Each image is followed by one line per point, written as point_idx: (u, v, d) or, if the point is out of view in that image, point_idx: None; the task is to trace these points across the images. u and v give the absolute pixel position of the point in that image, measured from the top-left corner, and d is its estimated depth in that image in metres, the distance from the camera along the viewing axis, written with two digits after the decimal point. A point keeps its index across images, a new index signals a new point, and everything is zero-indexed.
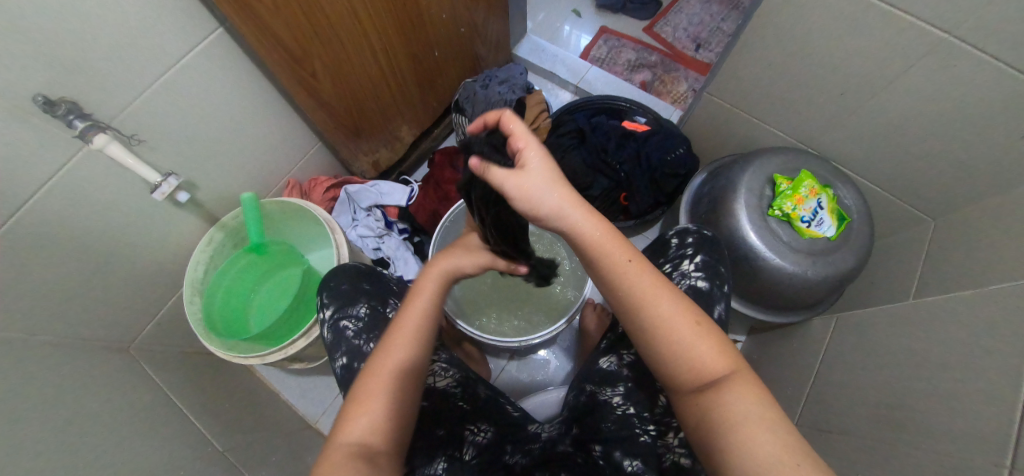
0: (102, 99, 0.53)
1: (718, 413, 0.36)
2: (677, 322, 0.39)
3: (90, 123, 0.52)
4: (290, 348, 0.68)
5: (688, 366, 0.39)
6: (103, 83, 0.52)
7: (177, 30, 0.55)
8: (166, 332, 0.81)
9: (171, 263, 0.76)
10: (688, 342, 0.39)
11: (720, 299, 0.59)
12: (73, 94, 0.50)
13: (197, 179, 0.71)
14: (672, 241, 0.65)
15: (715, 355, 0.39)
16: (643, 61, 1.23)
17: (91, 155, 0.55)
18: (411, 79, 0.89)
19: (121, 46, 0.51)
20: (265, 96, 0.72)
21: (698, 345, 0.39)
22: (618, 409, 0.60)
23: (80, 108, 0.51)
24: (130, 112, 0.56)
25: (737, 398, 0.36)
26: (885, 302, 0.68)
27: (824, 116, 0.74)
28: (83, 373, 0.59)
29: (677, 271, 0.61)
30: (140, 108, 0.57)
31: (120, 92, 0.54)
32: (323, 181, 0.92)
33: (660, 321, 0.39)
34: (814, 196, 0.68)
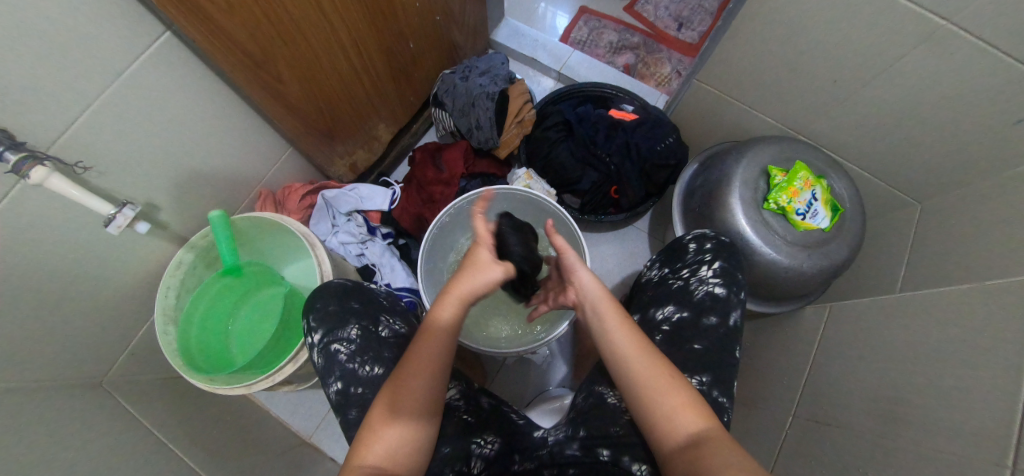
0: (33, 121, 0.46)
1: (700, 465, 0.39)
2: (655, 379, 0.45)
3: (25, 155, 0.44)
4: (277, 375, 0.64)
5: (669, 420, 0.43)
6: (33, 105, 0.45)
7: (117, 39, 0.48)
8: (141, 361, 0.76)
9: (139, 289, 0.71)
10: (667, 398, 0.44)
11: (736, 305, 0.63)
12: (1, 121, 0.43)
13: (156, 199, 0.65)
14: (690, 245, 0.69)
15: (688, 410, 0.43)
16: (625, 43, 1.19)
17: (30, 189, 0.48)
18: (386, 74, 0.83)
19: (53, 62, 0.44)
20: (227, 103, 0.66)
21: (675, 397, 0.44)
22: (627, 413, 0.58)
23: (10, 137, 0.44)
24: (71, 134, 0.50)
25: (717, 451, 0.40)
26: (876, 289, 0.69)
27: (814, 103, 0.73)
28: (52, 421, 0.55)
29: (696, 277, 0.65)
30: (83, 129, 0.51)
31: (56, 113, 0.47)
32: (298, 188, 0.86)
33: (643, 381, 0.46)
34: (809, 188, 0.68)
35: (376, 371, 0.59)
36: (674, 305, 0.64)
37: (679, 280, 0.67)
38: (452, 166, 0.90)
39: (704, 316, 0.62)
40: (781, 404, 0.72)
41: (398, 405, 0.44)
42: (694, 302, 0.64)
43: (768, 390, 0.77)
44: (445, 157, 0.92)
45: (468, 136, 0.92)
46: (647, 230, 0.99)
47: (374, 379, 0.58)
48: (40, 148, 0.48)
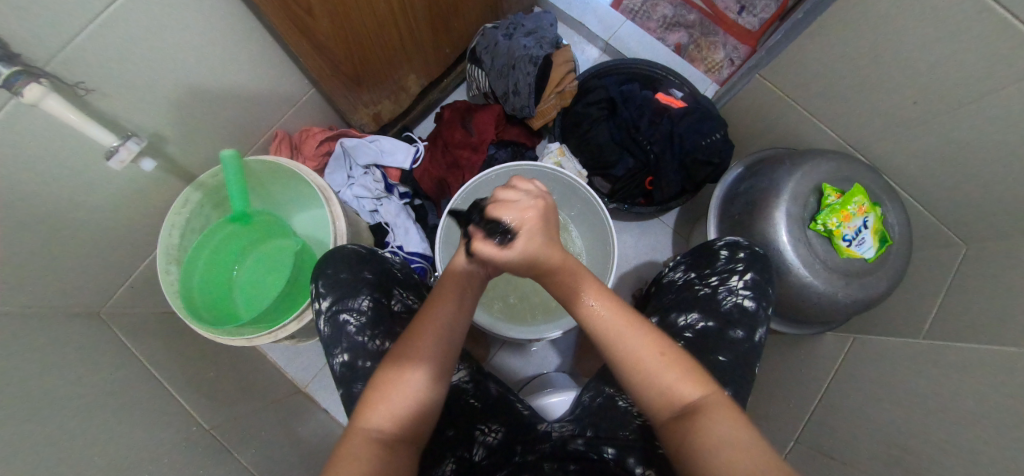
0: (30, 29, 0.40)
1: (697, 440, 0.35)
2: (645, 353, 0.37)
3: (18, 69, 0.39)
4: (280, 331, 0.63)
5: (660, 395, 0.37)
6: (31, 12, 0.39)
7: None
8: (142, 294, 0.73)
9: (141, 220, 0.66)
10: (661, 372, 0.37)
11: (764, 322, 0.57)
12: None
13: (163, 129, 0.60)
14: (721, 252, 0.62)
15: (685, 380, 0.37)
16: (680, 20, 1.08)
17: (26, 110, 0.43)
18: (424, 20, 0.75)
19: None
20: (248, 30, 0.59)
21: (670, 372, 0.37)
22: (637, 418, 0.54)
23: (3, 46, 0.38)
24: (73, 48, 0.44)
25: (719, 428, 0.34)
26: (907, 330, 0.67)
27: (882, 122, 0.68)
28: (48, 352, 0.52)
29: (725, 286, 0.58)
30: (86, 45, 0.45)
31: (57, 23, 0.41)
32: (316, 132, 0.80)
33: (636, 358, 0.37)
34: (862, 215, 0.64)
35: (386, 346, 0.56)
36: (699, 312, 0.58)
37: (706, 287, 0.60)
38: (482, 131, 0.84)
39: (729, 330, 0.56)
40: (789, 427, 0.74)
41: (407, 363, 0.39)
42: (720, 312, 0.57)
43: (777, 411, 0.78)
44: (475, 120, 0.85)
45: (503, 100, 0.85)
46: (672, 227, 0.95)
47: (384, 352, 0.56)
48: (36, 61, 0.42)
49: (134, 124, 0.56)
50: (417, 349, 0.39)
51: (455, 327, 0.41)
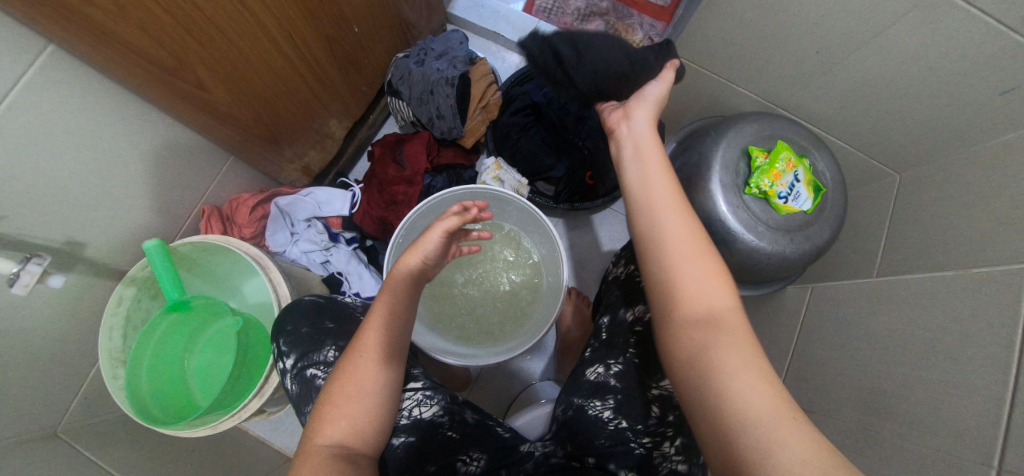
0: None
1: (704, 354, 0.36)
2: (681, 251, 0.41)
3: None
4: (243, 412, 0.61)
5: (677, 288, 0.40)
6: None
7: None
8: (96, 402, 0.71)
9: (74, 331, 0.64)
10: (686, 275, 0.40)
11: None
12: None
13: (80, 235, 0.58)
14: None
15: (714, 288, 0.39)
16: (593, 8, 1.11)
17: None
18: (330, 67, 0.75)
19: None
20: (141, 117, 0.58)
21: (702, 275, 0.40)
22: (610, 424, 0.52)
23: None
24: None
25: (733, 349, 0.35)
26: (861, 270, 0.68)
27: (793, 77, 0.70)
28: None
29: None
30: None
31: None
32: (246, 199, 0.77)
33: (670, 248, 0.41)
34: (791, 170, 0.65)
35: None
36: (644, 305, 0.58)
37: None
38: (415, 161, 0.83)
39: None
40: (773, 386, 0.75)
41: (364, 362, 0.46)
42: None
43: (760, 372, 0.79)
44: (405, 151, 0.84)
45: (430, 126, 0.84)
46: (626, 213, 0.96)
47: None
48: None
49: (45, 240, 0.54)
50: (367, 346, 0.47)
51: (396, 327, 0.49)
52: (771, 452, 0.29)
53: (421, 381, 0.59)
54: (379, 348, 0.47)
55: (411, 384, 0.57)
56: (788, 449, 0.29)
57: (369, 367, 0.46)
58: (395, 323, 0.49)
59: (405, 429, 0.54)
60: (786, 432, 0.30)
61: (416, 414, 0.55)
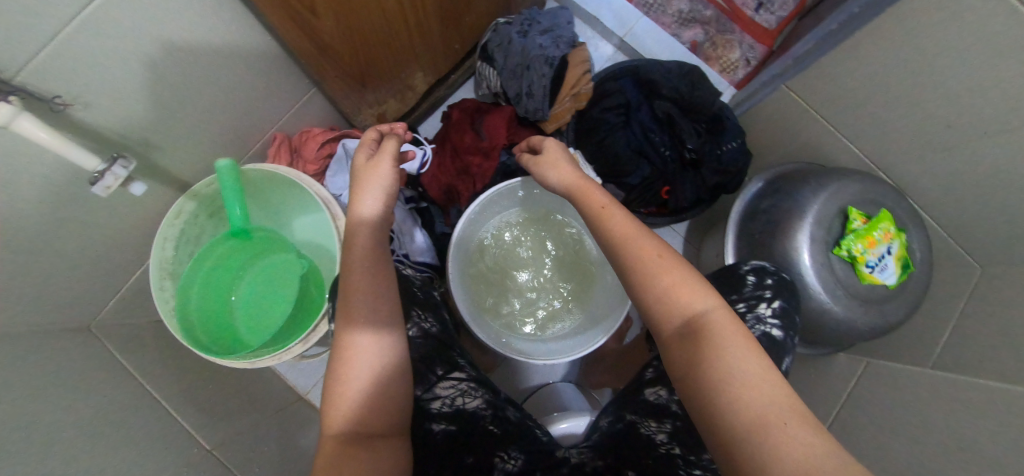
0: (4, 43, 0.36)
1: (707, 365, 0.35)
2: (654, 261, 0.41)
3: None
4: (286, 355, 0.60)
5: (664, 297, 0.40)
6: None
7: None
8: (133, 304, 0.70)
9: (127, 233, 0.62)
10: (663, 286, 0.40)
11: (790, 351, 0.56)
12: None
13: (155, 138, 0.55)
14: (748, 278, 0.60)
15: (689, 292, 0.39)
16: (696, 15, 1.08)
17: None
18: (434, 16, 0.70)
19: None
20: (243, 30, 0.54)
21: (675, 282, 0.40)
22: (662, 447, 0.52)
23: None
24: (45, 57, 0.40)
25: (727, 353, 0.35)
26: (920, 357, 0.67)
27: (909, 147, 0.66)
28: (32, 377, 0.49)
29: (754, 314, 0.56)
30: (61, 52, 0.41)
31: (31, 30, 0.37)
32: (318, 134, 0.75)
33: (640, 260, 0.41)
34: (887, 241, 0.63)
35: None
36: None
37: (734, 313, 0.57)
38: (494, 136, 0.78)
39: None
40: None
41: (353, 325, 0.44)
42: None
43: None
44: (486, 122, 0.80)
45: (515, 102, 0.80)
46: (685, 236, 0.93)
47: None
48: (5, 72, 0.37)
49: (120, 134, 0.51)
50: (352, 320, 0.45)
51: (380, 293, 0.47)
52: (789, 451, 0.29)
53: (465, 371, 0.59)
54: (372, 316, 0.45)
55: (456, 374, 0.57)
56: (804, 447, 0.29)
57: (366, 336, 0.44)
58: (372, 287, 0.47)
59: (447, 417, 0.54)
60: (793, 434, 0.30)
61: (458, 403, 0.55)
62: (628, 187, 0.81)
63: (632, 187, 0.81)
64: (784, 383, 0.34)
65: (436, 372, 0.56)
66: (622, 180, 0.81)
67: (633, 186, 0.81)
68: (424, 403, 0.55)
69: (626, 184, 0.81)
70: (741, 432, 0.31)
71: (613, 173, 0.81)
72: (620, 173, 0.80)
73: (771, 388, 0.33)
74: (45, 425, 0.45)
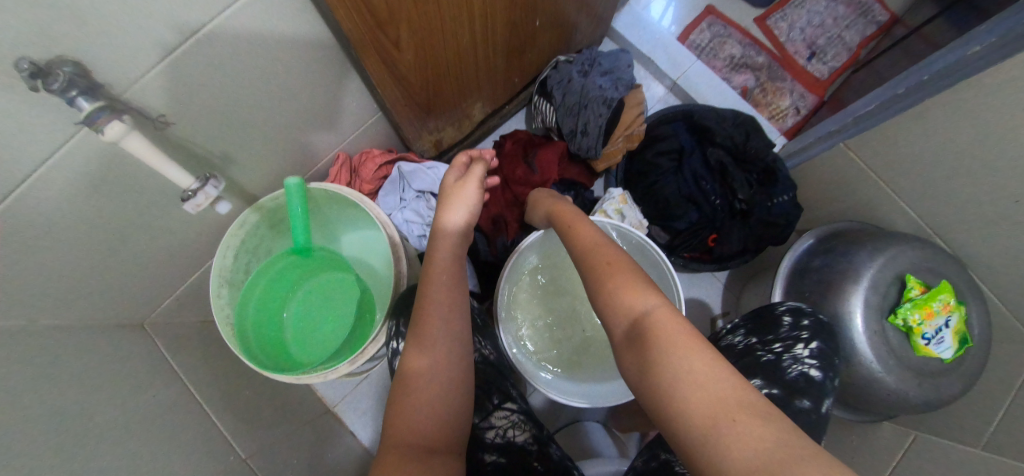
0: (116, 62, 0.38)
1: (646, 359, 0.34)
2: (606, 271, 0.42)
3: (101, 105, 0.38)
4: (332, 374, 0.60)
5: (613, 301, 0.39)
6: (117, 40, 0.37)
7: None
8: (185, 304, 0.73)
9: (193, 237, 0.65)
10: (609, 289, 0.40)
11: (830, 393, 0.56)
12: (77, 52, 0.35)
13: (234, 152, 0.58)
14: (784, 319, 0.61)
15: (634, 291, 0.39)
16: (747, 61, 1.09)
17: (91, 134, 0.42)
18: (501, 51, 0.72)
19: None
20: (328, 57, 0.57)
21: (622, 282, 0.40)
22: None
23: (83, 77, 0.37)
24: (149, 79, 0.42)
25: (668, 348, 0.33)
26: (972, 436, 0.64)
27: (973, 217, 0.65)
28: (89, 374, 0.50)
29: (790, 354, 0.57)
30: (166, 72, 0.43)
31: (142, 53, 0.40)
32: (376, 155, 0.78)
33: (596, 269, 0.43)
34: (946, 314, 0.61)
35: None
36: (762, 379, 0.56)
37: (770, 353, 0.58)
38: (546, 171, 0.80)
39: (795, 399, 0.54)
40: None
41: (417, 342, 0.46)
42: (786, 380, 0.55)
43: None
44: (539, 157, 0.81)
45: (569, 138, 0.81)
46: (725, 283, 0.93)
47: None
48: (117, 89, 0.41)
49: (204, 148, 0.54)
50: (423, 332, 0.46)
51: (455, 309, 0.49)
52: (732, 448, 0.27)
53: (517, 403, 0.61)
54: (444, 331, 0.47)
55: (508, 404, 0.59)
56: (744, 442, 0.27)
57: (425, 352, 0.45)
58: (449, 300, 0.49)
59: (498, 449, 0.55)
60: (738, 428, 0.28)
61: (508, 435, 0.56)
62: (676, 231, 0.82)
63: (680, 231, 0.81)
64: (731, 375, 0.31)
65: (493, 401, 0.59)
66: (670, 223, 0.81)
67: (681, 229, 0.81)
68: (479, 431, 0.57)
69: (673, 226, 0.81)
70: (690, 429, 0.29)
71: (660, 214, 0.82)
72: (667, 215, 0.81)
73: (710, 378, 0.31)
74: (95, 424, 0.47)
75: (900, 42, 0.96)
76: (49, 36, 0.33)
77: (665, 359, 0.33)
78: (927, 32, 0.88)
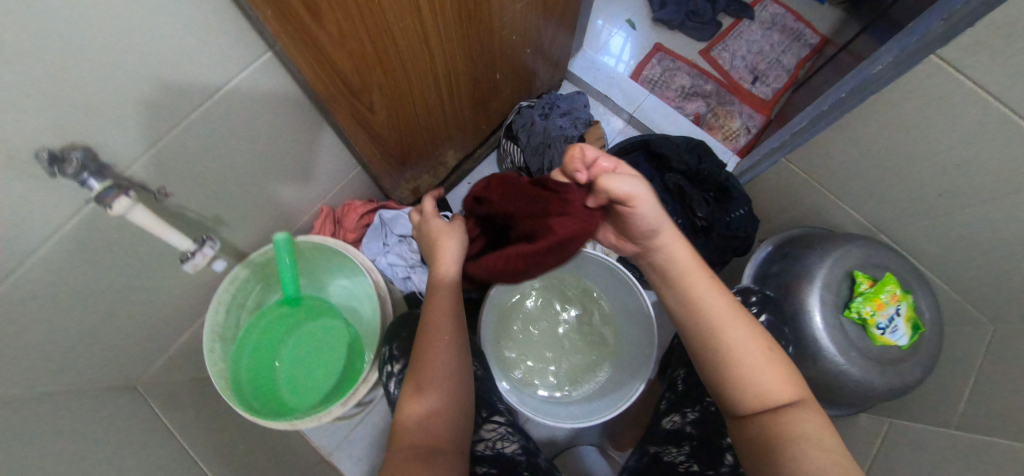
0: (120, 141, 0.44)
1: (779, 435, 0.41)
2: (755, 362, 0.46)
3: (109, 184, 0.43)
4: (326, 417, 0.62)
5: (756, 395, 0.45)
6: (122, 125, 0.43)
7: (225, 59, 0.46)
8: (178, 363, 0.75)
9: (185, 297, 0.69)
10: (747, 366, 0.46)
11: None
12: (86, 139, 0.41)
13: (225, 214, 0.63)
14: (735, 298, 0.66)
15: (779, 380, 0.45)
16: (697, 90, 1.19)
17: (97, 209, 0.47)
18: (467, 104, 0.80)
19: (154, 82, 0.42)
20: (310, 122, 0.63)
21: (764, 365, 0.45)
22: (681, 466, 0.59)
23: (94, 161, 0.42)
24: (147, 157, 0.48)
25: (805, 446, 0.40)
26: (944, 414, 0.68)
27: (906, 211, 0.72)
28: (86, 437, 0.52)
29: None
30: (162, 149, 0.49)
31: (143, 133, 0.46)
32: (358, 206, 0.83)
33: (735, 347, 0.46)
34: (895, 303, 0.66)
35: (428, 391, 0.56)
36: None
37: None
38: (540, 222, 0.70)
39: None
40: None
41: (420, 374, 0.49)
42: None
43: None
44: None
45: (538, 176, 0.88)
46: None
47: None
48: (122, 167, 0.46)
49: (197, 212, 0.58)
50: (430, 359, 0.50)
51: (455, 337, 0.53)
52: None
53: (504, 418, 0.64)
54: (446, 355, 0.50)
55: (496, 418, 0.63)
56: None
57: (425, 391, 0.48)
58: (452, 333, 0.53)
59: (488, 460, 0.57)
60: None
61: (498, 447, 0.59)
62: None
63: None
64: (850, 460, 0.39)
65: (481, 414, 0.62)
66: None
67: None
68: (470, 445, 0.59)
69: None
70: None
71: None
72: None
73: (833, 456, 0.39)
74: None
75: (829, 62, 1.06)
76: (64, 130, 0.39)
77: (800, 460, 0.39)
78: (849, 50, 0.98)
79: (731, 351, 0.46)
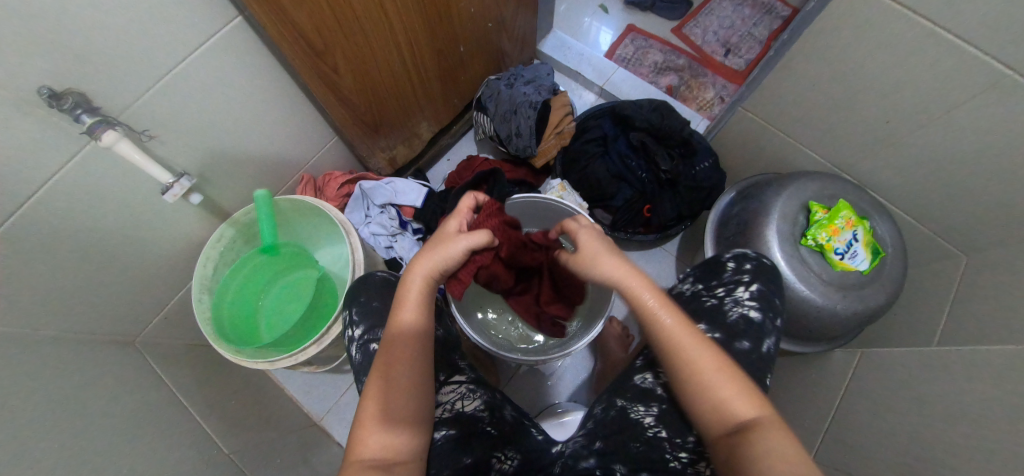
0: (110, 93, 0.51)
1: (747, 456, 0.37)
2: (715, 375, 0.42)
3: (99, 119, 0.50)
4: (300, 354, 0.66)
5: (726, 416, 0.40)
6: (109, 79, 0.50)
7: (196, 23, 0.53)
8: (172, 322, 0.81)
9: (177, 255, 0.75)
10: (707, 384, 0.41)
11: (771, 333, 0.54)
12: (79, 86, 0.48)
13: (207, 173, 0.69)
14: (729, 264, 0.60)
15: (743, 398, 0.40)
16: (670, 64, 1.23)
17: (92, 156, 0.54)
18: (434, 75, 0.86)
19: (134, 40, 0.49)
20: (283, 88, 0.69)
21: (725, 384, 0.41)
22: (650, 429, 0.53)
23: (87, 101, 0.49)
24: (133, 111, 0.54)
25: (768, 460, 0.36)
26: (912, 341, 0.67)
27: (860, 144, 0.73)
28: (83, 370, 0.58)
29: (732, 298, 0.56)
30: (146, 104, 0.55)
31: (129, 88, 0.52)
32: (338, 176, 0.90)
33: (697, 370, 0.42)
34: (851, 228, 0.66)
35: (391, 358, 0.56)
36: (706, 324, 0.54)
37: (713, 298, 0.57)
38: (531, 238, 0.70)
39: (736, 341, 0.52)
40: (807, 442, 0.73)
41: (373, 418, 0.44)
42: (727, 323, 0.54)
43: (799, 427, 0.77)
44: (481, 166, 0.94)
45: (507, 141, 0.93)
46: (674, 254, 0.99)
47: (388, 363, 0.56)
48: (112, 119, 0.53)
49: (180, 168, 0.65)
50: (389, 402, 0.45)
51: (416, 376, 0.47)
52: None
53: (465, 375, 0.61)
54: (405, 398, 0.45)
55: (457, 377, 0.59)
56: None
57: (380, 429, 0.43)
58: (415, 372, 0.47)
59: (447, 422, 0.54)
60: None
61: (458, 406, 0.56)
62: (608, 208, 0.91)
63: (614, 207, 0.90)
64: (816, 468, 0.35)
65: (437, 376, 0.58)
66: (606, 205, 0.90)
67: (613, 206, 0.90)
68: None
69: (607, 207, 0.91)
70: None
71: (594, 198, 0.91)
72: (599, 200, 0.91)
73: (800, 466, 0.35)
74: (86, 410, 0.53)
75: None
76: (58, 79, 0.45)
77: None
78: None
79: (690, 370, 0.42)
